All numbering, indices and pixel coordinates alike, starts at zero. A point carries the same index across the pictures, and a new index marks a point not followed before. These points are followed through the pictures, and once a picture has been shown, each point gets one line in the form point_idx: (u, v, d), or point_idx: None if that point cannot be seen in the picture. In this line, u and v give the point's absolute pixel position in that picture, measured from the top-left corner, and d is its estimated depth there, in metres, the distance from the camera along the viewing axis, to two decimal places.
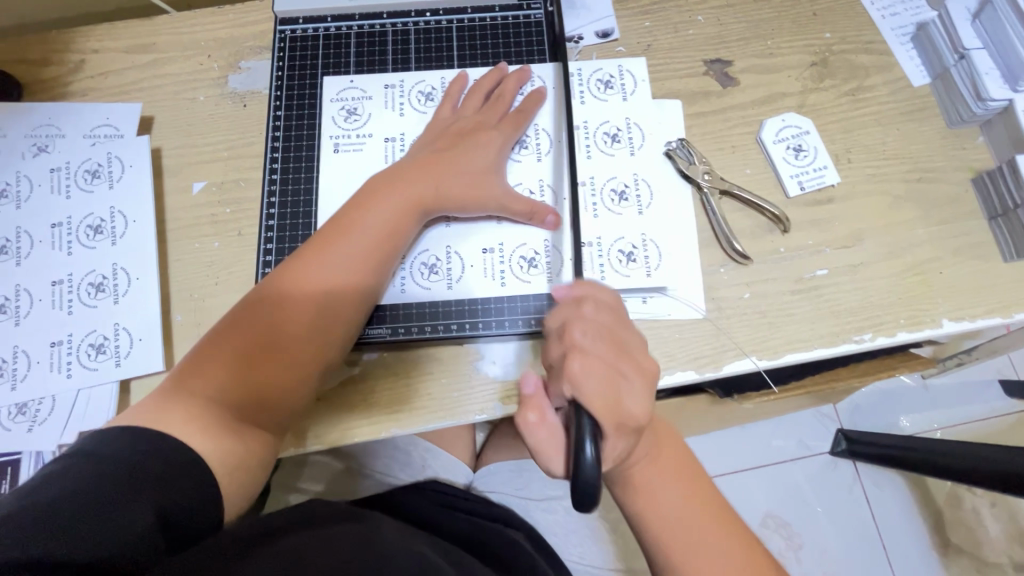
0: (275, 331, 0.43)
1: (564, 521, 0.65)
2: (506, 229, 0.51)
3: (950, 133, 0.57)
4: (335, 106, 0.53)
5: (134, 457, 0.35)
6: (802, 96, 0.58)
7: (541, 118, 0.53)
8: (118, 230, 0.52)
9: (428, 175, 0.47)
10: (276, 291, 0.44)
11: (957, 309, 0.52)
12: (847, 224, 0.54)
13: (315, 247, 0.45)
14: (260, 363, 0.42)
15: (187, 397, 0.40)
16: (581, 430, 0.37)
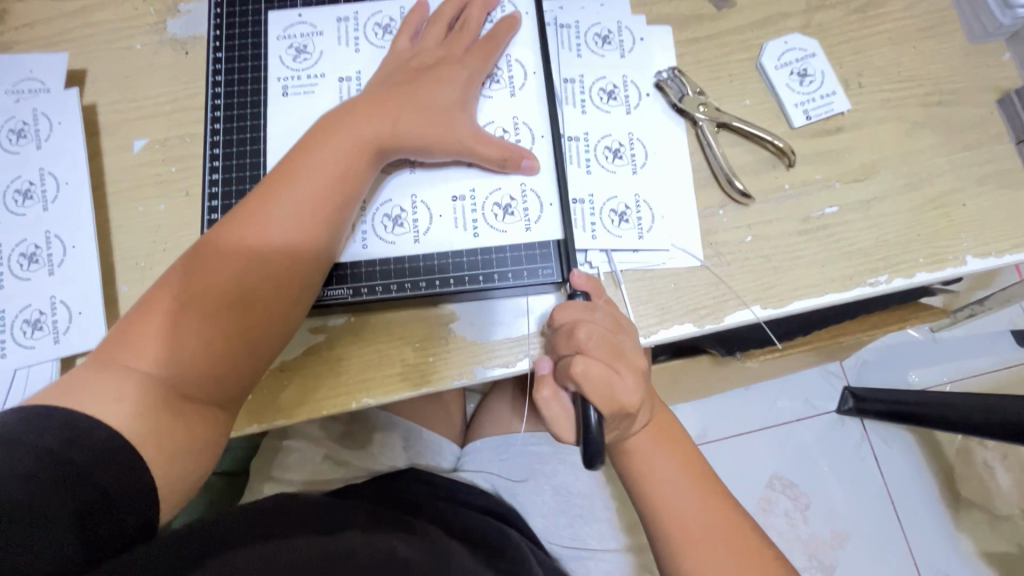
0: (223, 287, 0.39)
1: (554, 503, 0.59)
2: (477, 174, 0.46)
3: (973, 50, 0.51)
4: (281, 44, 0.47)
5: (52, 447, 0.31)
6: (807, 15, 0.52)
7: (515, 49, 0.48)
8: (49, 194, 0.47)
9: (386, 110, 0.42)
10: (216, 251, 0.39)
11: (981, 244, 0.47)
12: (859, 156, 0.49)
13: (256, 201, 0.40)
14: (203, 332, 0.38)
15: (121, 372, 0.37)
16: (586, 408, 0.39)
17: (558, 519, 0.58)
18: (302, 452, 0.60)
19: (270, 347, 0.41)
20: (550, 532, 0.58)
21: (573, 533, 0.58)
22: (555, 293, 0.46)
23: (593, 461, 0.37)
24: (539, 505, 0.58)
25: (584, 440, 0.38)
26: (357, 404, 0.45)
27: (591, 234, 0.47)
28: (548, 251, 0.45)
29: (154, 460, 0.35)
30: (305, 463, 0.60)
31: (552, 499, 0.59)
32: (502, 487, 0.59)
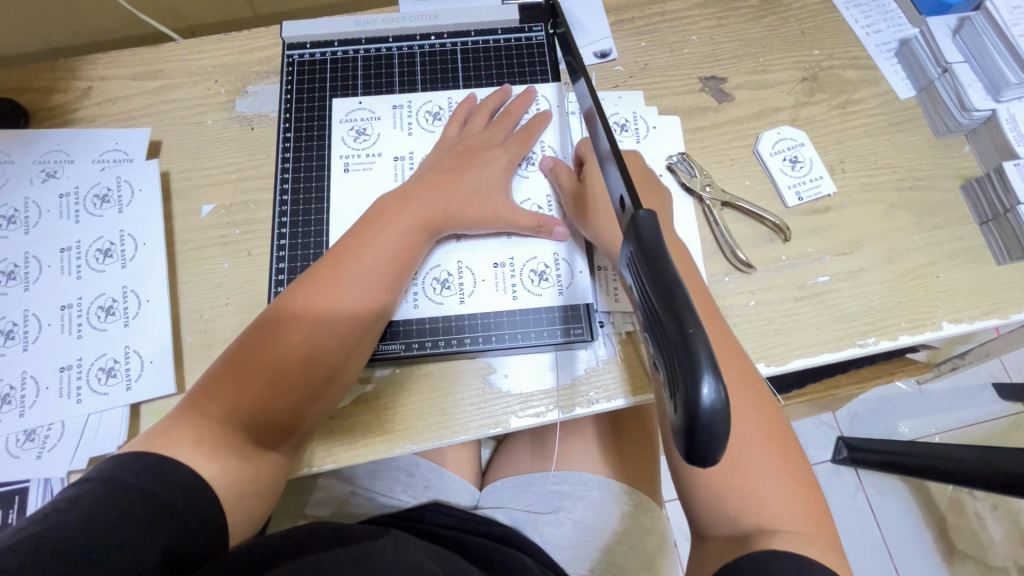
0: (293, 349, 0.43)
1: (573, 535, 0.59)
2: (515, 243, 0.52)
3: (938, 143, 0.59)
4: (344, 127, 0.54)
5: (144, 486, 0.36)
6: (795, 110, 0.60)
7: (548, 137, 0.55)
8: (128, 253, 0.52)
9: (440, 195, 0.49)
10: (290, 313, 0.44)
11: (955, 312, 0.53)
12: (845, 232, 0.56)
13: (327, 270, 0.45)
14: (277, 385, 0.43)
15: (204, 422, 0.41)
16: (696, 363, 0.24)
17: (577, 552, 0.58)
18: (330, 488, 0.64)
19: (327, 401, 0.45)
20: (569, 563, 0.58)
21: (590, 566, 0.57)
22: (581, 349, 0.51)
23: (700, 455, 0.24)
24: (557, 538, 0.59)
25: (687, 422, 0.24)
26: (401, 449, 0.49)
27: (614, 298, 0.51)
28: (578, 313, 0.51)
29: (227, 499, 0.40)
30: (332, 499, 0.64)
31: (571, 531, 0.59)
32: (521, 518, 0.61)
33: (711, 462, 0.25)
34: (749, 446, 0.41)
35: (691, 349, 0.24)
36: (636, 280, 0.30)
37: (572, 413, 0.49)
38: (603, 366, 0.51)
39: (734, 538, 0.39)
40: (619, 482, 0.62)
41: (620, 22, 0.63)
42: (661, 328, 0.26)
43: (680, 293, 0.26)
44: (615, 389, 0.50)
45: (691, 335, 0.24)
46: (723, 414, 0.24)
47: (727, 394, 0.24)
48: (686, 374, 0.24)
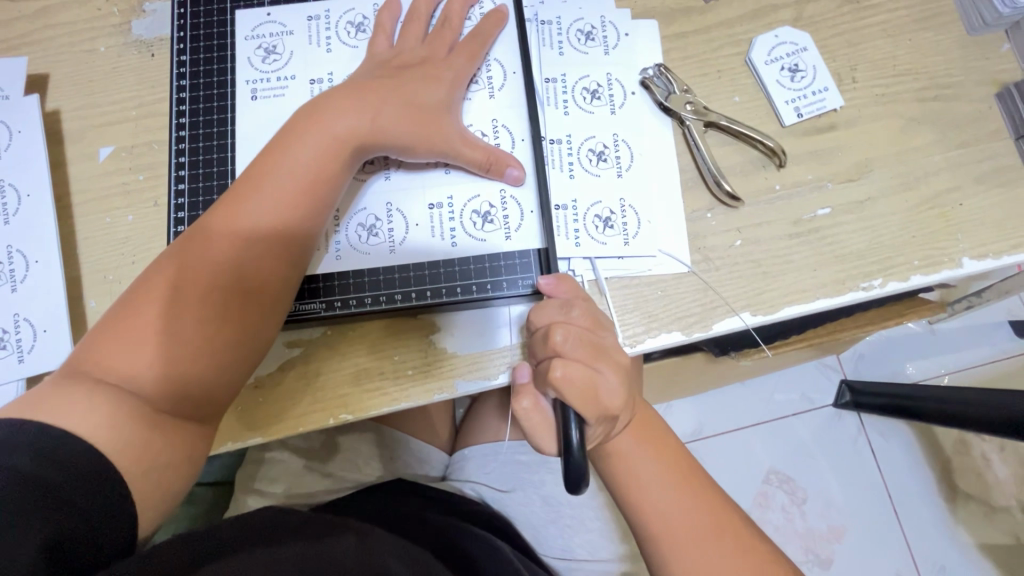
0: (200, 298, 0.37)
1: (542, 514, 0.56)
2: (455, 179, 0.44)
3: (971, 41, 0.49)
4: (250, 45, 0.45)
5: (24, 467, 0.30)
6: (799, 7, 0.50)
7: (495, 51, 0.46)
8: (10, 207, 0.45)
9: (363, 107, 0.40)
10: (194, 254, 0.38)
11: (979, 246, 0.45)
12: (851, 154, 0.47)
13: (233, 202, 0.39)
14: (183, 338, 0.37)
15: (96, 386, 0.35)
16: (568, 418, 0.37)
17: (548, 528, 0.56)
18: (285, 462, 0.58)
19: (249, 354, 0.39)
20: (542, 540, 0.55)
21: (564, 543, 0.55)
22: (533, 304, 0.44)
23: (577, 485, 0.35)
24: (528, 515, 0.55)
25: (567, 460, 0.36)
26: (335, 420, 0.44)
27: (574, 241, 0.45)
28: (528, 261, 0.43)
29: (129, 478, 0.34)
30: (287, 475, 0.58)
31: (541, 509, 0.56)
32: (490, 498, 0.56)
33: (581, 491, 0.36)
34: (664, 494, 0.41)
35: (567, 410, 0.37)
36: None
37: None
38: None
39: None
40: None
41: None
42: None
43: None
44: None
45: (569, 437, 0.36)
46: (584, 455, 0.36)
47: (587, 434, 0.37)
48: (562, 424, 0.37)
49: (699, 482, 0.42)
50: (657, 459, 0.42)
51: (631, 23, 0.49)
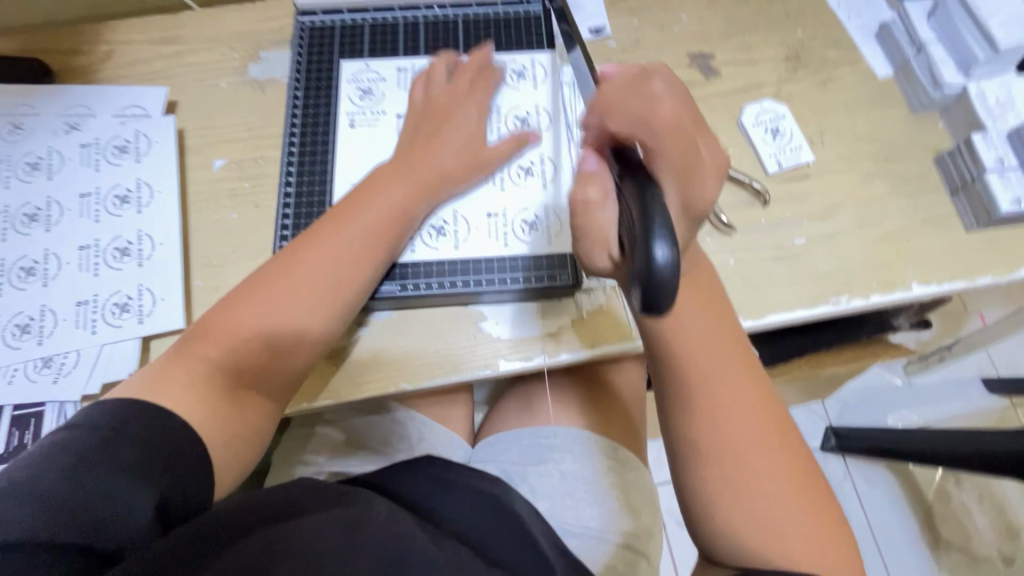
0: (285, 302, 0.46)
1: (559, 488, 0.62)
2: (509, 194, 0.55)
3: (913, 118, 0.62)
4: (351, 87, 0.58)
5: (138, 434, 0.39)
6: (778, 86, 0.63)
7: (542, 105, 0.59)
8: (144, 200, 0.55)
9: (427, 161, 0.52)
10: (288, 268, 0.47)
11: (925, 274, 0.56)
12: (822, 198, 0.59)
13: (323, 230, 0.48)
14: (274, 332, 0.45)
15: (199, 368, 0.43)
16: (651, 212, 0.31)
17: (563, 501, 0.61)
18: (330, 437, 0.65)
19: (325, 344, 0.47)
20: (556, 512, 0.60)
21: (577, 515, 0.60)
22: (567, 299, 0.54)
23: (658, 300, 0.31)
24: (546, 487, 0.62)
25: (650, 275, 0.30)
26: (394, 389, 0.52)
27: None
28: (566, 260, 0.53)
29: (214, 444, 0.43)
30: (332, 448, 0.65)
31: (559, 483, 0.62)
32: (513, 471, 0.64)
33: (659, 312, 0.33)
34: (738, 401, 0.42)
35: (650, 215, 0.31)
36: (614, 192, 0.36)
37: (557, 357, 0.52)
38: (588, 317, 0.54)
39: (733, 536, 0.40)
40: (607, 439, 0.64)
41: (614, 3, 0.66)
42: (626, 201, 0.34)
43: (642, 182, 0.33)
44: (601, 336, 0.53)
45: (653, 198, 0.32)
46: (674, 270, 0.30)
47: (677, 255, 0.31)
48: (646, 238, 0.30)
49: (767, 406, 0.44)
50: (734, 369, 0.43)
51: None
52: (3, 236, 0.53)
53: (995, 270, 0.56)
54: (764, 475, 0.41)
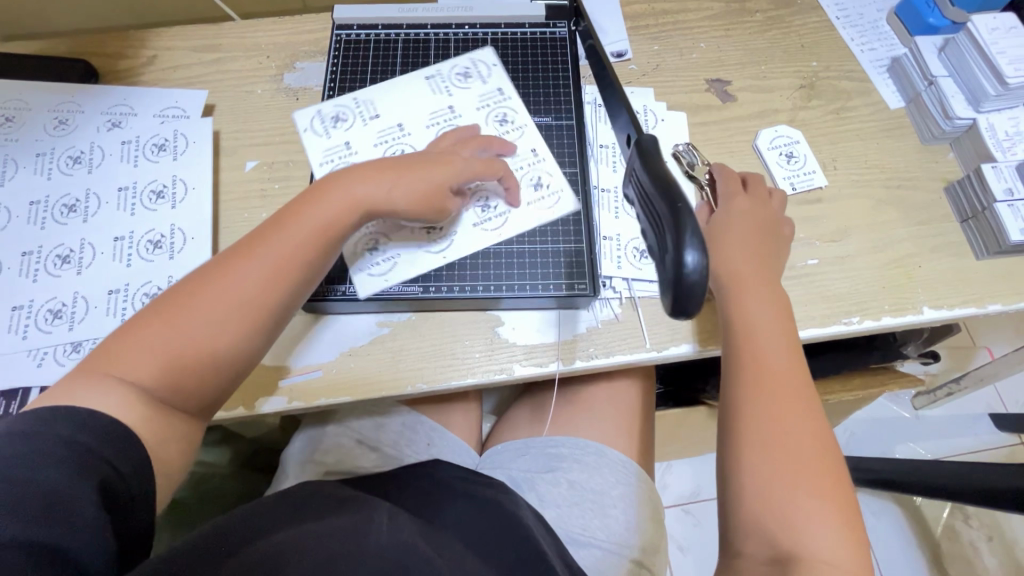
0: (209, 313, 0.43)
1: (567, 497, 0.62)
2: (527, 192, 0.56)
3: (924, 148, 0.64)
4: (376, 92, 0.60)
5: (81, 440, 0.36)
6: (793, 113, 0.65)
7: (528, 175, 0.57)
8: (178, 196, 0.57)
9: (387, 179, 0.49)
10: (218, 277, 0.44)
11: (936, 299, 0.57)
12: (834, 222, 0.60)
13: (257, 239, 0.46)
14: (197, 346, 0.42)
15: (116, 377, 0.40)
16: (682, 223, 0.32)
17: (571, 510, 0.61)
18: (338, 437, 0.65)
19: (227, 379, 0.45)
20: (563, 519, 0.61)
21: (583, 525, 0.60)
22: (583, 310, 0.55)
23: (688, 308, 0.32)
24: (553, 497, 0.62)
25: (683, 283, 0.31)
26: (410, 388, 0.53)
27: (617, 264, 0.57)
28: (583, 270, 0.55)
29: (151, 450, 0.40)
30: (340, 448, 0.64)
31: (566, 493, 0.62)
32: (521, 479, 0.64)
33: (687, 316, 0.33)
34: (791, 398, 0.44)
35: (682, 225, 0.32)
36: (640, 194, 0.37)
37: (572, 365, 0.53)
38: (603, 327, 0.55)
39: (764, 530, 0.40)
40: (615, 452, 0.65)
41: (636, 28, 0.69)
42: (655, 207, 0.35)
43: (674, 186, 0.34)
44: (615, 347, 0.54)
45: (680, 207, 0.33)
46: (703, 275, 0.31)
47: (706, 262, 0.31)
48: (676, 245, 0.31)
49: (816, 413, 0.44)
50: (792, 369, 0.45)
51: (666, 112, 0.65)
52: (42, 225, 0.55)
53: (1005, 298, 0.57)
54: (803, 459, 0.41)
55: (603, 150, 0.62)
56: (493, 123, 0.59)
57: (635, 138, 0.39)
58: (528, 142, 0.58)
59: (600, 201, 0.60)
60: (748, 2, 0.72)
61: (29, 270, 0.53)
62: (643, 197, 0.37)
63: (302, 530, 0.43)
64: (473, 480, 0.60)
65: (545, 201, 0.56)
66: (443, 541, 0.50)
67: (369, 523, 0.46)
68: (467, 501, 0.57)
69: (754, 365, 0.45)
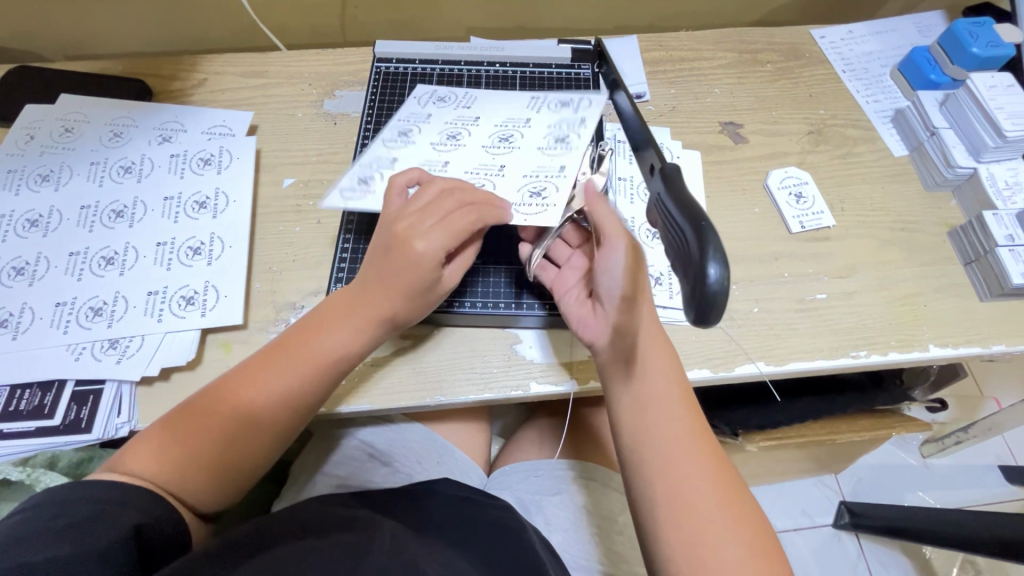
0: (245, 395, 0.46)
1: (575, 519, 0.62)
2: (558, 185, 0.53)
3: (928, 194, 0.67)
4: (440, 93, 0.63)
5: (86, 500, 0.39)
6: (802, 156, 0.69)
7: (530, 184, 0.54)
8: (219, 207, 0.61)
9: (378, 295, 0.48)
10: (255, 372, 0.47)
11: (941, 337, 0.59)
12: (841, 259, 0.63)
13: (294, 335, 0.49)
14: (229, 429, 0.45)
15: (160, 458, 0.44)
16: (706, 242, 0.34)
17: (578, 532, 0.62)
18: (351, 449, 0.66)
19: (222, 491, 0.46)
20: (569, 545, 0.61)
21: (590, 548, 0.61)
22: None
23: (707, 318, 0.34)
24: (561, 518, 0.62)
25: (701, 292, 0.33)
26: (429, 400, 0.54)
27: None
28: None
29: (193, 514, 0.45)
30: (353, 461, 0.65)
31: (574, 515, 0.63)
32: (528, 500, 0.64)
33: (709, 326, 0.35)
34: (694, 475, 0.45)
35: (705, 242, 0.34)
36: (661, 216, 0.40)
37: (587, 385, 0.55)
38: None
39: None
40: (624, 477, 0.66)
41: (655, 73, 0.74)
42: (677, 226, 0.37)
43: (696, 208, 0.37)
44: None
45: (703, 226, 0.35)
46: (724, 288, 0.33)
47: (728, 276, 0.33)
48: (698, 261, 0.34)
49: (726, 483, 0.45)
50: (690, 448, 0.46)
51: (681, 149, 0.68)
52: (90, 228, 0.58)
53: (1009, 339, 0.59)
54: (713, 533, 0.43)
55: (621, 182, 0.65)
56: (550, 138, 0.57)
57: (657, 168, 0.42)
58: (561, 161, 0.55)
59: None
60: (760, 53, 0.77)
61: (74, 270, 0.56)
62: (664, 218, 0.39)
63: (305, 544, 0.43)
64: (479, 496, 0.60)
65: (533, 210, 0.52)
66: (446, 550, 0.49)
67: (374, 536, 0.46)
68: (472, 518, 0.56)
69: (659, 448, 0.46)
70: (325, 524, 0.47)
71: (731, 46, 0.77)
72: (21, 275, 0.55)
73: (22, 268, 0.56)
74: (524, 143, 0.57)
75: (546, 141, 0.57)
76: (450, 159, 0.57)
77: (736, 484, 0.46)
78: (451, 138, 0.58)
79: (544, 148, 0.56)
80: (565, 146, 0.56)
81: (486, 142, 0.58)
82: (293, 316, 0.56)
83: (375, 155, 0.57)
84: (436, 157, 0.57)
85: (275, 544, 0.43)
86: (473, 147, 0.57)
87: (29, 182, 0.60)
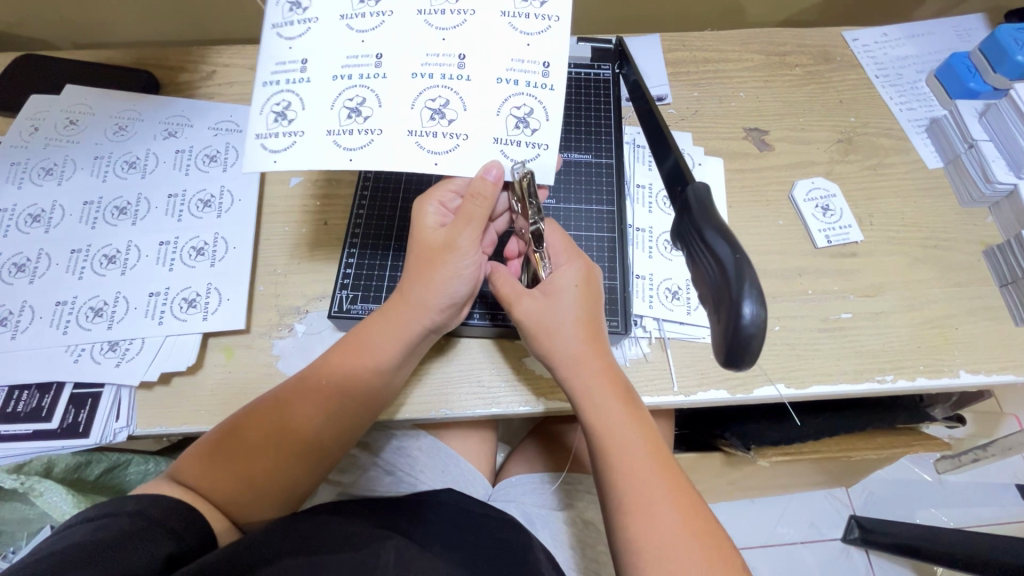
0: (293, 419, 0.46)
1: (580, 536, 0.61)
2: (547, 95, 0.45)
3: (963, 210, 0.64)
4: None
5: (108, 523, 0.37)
6: (830, 166, 0.66)
7: (511, 98, 0.45)
8: (224, 206, 0.59)
9: (410, 308, 0.47)
10: (308, 391, 0.47)
11: (973, 363, 0.56)
12: (868, 277, 0.60)
13: (351, 347, 0.47)
14: (276, 453, 0.46)
15: (203, 473, 0.45)
16: (742, 290, 0.34)
17: (582, 550, 0.61)
18: (354, 456, 0.64)
19: (259, 510, 0.47)
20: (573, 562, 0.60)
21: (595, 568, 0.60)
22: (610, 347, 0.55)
23: (741, 361, 0.34)
24: (565, 535, 0.61)
25: (736, 338, 0.34)
26: (435, 414, 0.52)
27: (648, 303, 0.57)
28: (615, 307, 0.54)
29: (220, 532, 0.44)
30: (357, 468, 0.64)
31: (580, 532, 0.62)
32: (535, 513, 0.63)
33: (743, 366, 0.35)
34: (675, 542, 0.41)
35: (742, 280, 0.34)
36: (687, 241, 0.39)
37: None
38: (632, 365, 0.55)
39: None
40: None
41: (677, 75, 0.71)
42: (709, 255, 0.37)
43: (728, 238, 0.36)
44: (643, 386, 0.54)
45: (739, 260, 0.35)
46: (759, 329, 0.33)
47: (764, 316, 0.33)
48: (733, 300, 0.34)
49: (715, 549, 0.41)
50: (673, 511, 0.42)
51: (704, 157, 0.65)
52: (93, 225, 0.57)
53: None
54: None
55: (641, 190, 0.63)
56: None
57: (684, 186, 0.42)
58: (544, 51, 0.45)
59: (637, 240, 0.61)
60: (788, 55, 0.73)
61: (76, 267, 0.55)
62: (689, 242, 0.39)
63: (309, 559, 0.40)
64: (484, 513, 0.58)
65: (520, 149, 0.45)
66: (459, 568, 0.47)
67: (381, 554, 0.44)
68: (479, 531, 0.55)
69: (635, 509, 0.43)
70: (331, 537, 0.45)
71: (758, 47, 0.73)
72: (22, 271, 0.54)
73: (23, 265, 0.55)
74: (482, 6, 0.45)
75: (515, 2, 0.45)
76: (380, 48, 0.45)
77: (729, 548, 0.42)
78: (291, 5, 0.45)
79: (510, 14, 0.45)
80: (542, 15, 0.45)
81: (425, 6, 0.45)
82: (297, 322, 0.55)
83: (278, 59, 0.45)
84: (358, 42, 0.45)
85: (280, 556, 0.40)
86: (410, 23, 0.45)
87: (32, 175, 0.59)
